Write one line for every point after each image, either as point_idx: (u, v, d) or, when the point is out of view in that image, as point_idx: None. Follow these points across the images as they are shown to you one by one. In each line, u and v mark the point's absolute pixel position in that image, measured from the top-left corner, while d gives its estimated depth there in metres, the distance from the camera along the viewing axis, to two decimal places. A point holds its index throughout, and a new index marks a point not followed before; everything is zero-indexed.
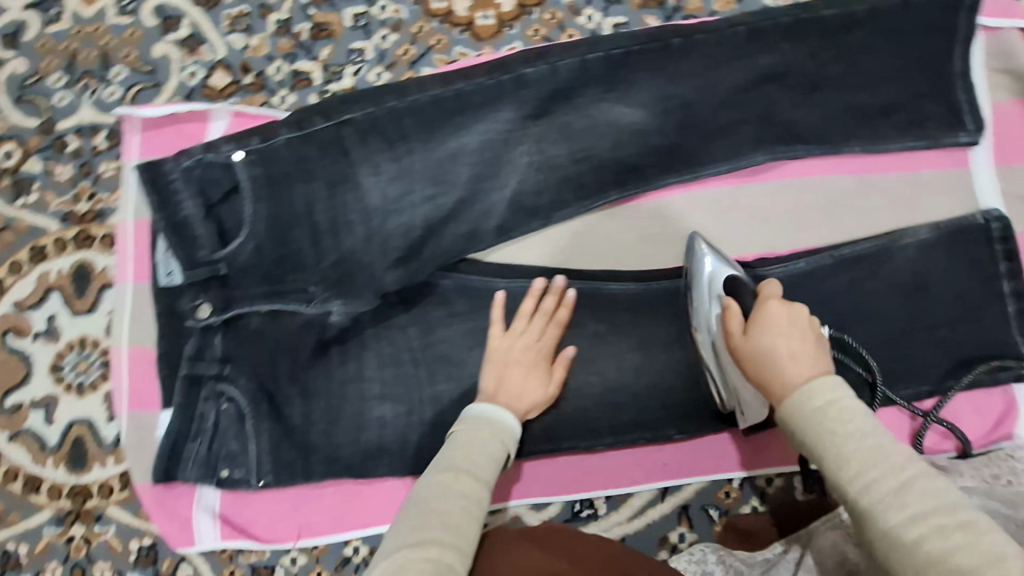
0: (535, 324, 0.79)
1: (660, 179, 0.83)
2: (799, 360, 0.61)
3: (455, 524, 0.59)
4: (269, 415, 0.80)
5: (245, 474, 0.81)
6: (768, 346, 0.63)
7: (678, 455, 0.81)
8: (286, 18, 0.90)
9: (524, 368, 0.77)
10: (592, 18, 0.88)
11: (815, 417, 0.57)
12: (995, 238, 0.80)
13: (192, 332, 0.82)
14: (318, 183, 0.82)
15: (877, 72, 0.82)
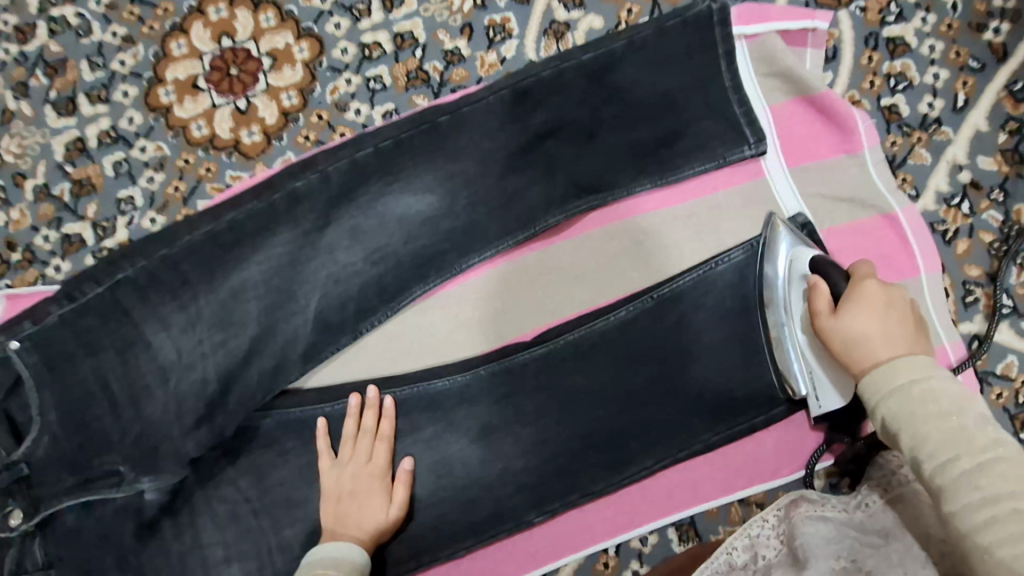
0: (360, 447, 0.76)
1: (460, 263, 0.80)
2: (890, 339, 0.64)
3: None
4: None
5: None
6: (856, 330, 0.65)
7: (549, 537, 0.79)
8: (43, 182, 0.84)
9: (357, 495, 0.75)
10: (360, 110, 0.84)
11: (898, 399, 0.59)
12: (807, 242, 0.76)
13: (9, 542, 0.74)
14: (107, 354, 0.75)
15: (654, 102, 0.80)
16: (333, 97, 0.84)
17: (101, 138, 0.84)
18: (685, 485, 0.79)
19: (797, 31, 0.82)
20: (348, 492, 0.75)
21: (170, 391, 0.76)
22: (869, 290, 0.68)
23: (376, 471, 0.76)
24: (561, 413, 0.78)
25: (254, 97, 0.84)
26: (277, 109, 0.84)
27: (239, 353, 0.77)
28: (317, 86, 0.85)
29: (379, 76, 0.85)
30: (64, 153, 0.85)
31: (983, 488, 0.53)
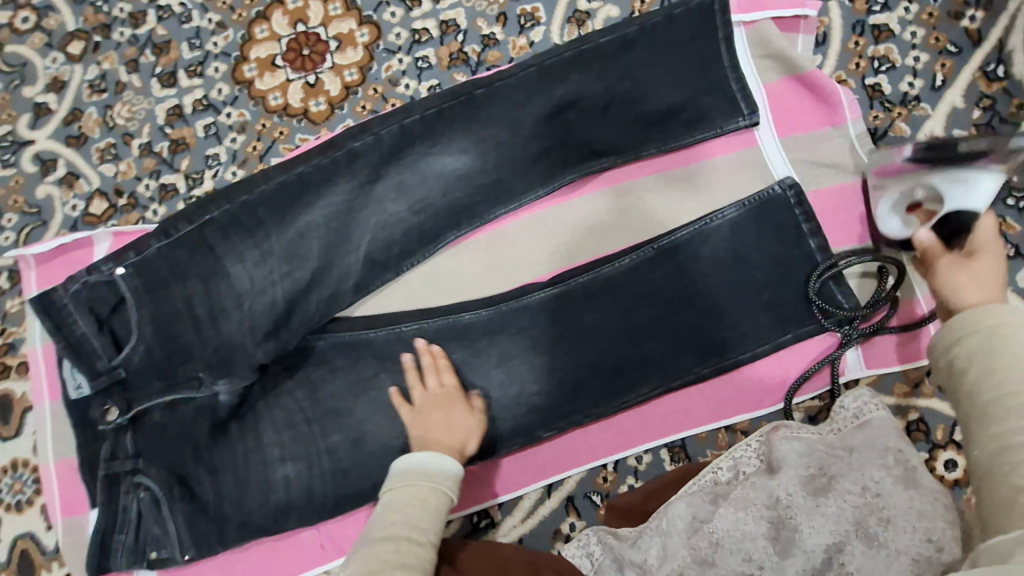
0: (443, 376, 0.89)
1: (487, 214, 0.94)
2: (971, 289, 0.67)
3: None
4: (182, 496, 0.88)
5: (171, 552, 0.89)
6: (980, 273, 0.68)
7: (557, 450, 0.91)
8: (147, 141, 1.02)
9: (444, 412, 0.87)
10: (409, 85, 0.99)
11: (980, 338, 0.61)
12: (792, 203, 0.87)
13: (106, 434, 0.89)
14: (193, 281, 0.90)
15: (662, 79, 0.92)
16: (387, 74, 1.00)
17: (195, 106, 1.02)
18: (679, 411, 0.90)
19: (790, 18, 0.94)
20: (436, 414, 0.86)
21: (240, 313, 0.90)
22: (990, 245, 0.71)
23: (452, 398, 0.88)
24: (571, 345, 0.89)
25: (322, 73, 1.01)
26: (340, 83, 1.00)
27: (300, 282, 0.91)
28: (374, 64, 1.00)
29: (426, 57, 1.00)
30: (164, 117, 1.02)
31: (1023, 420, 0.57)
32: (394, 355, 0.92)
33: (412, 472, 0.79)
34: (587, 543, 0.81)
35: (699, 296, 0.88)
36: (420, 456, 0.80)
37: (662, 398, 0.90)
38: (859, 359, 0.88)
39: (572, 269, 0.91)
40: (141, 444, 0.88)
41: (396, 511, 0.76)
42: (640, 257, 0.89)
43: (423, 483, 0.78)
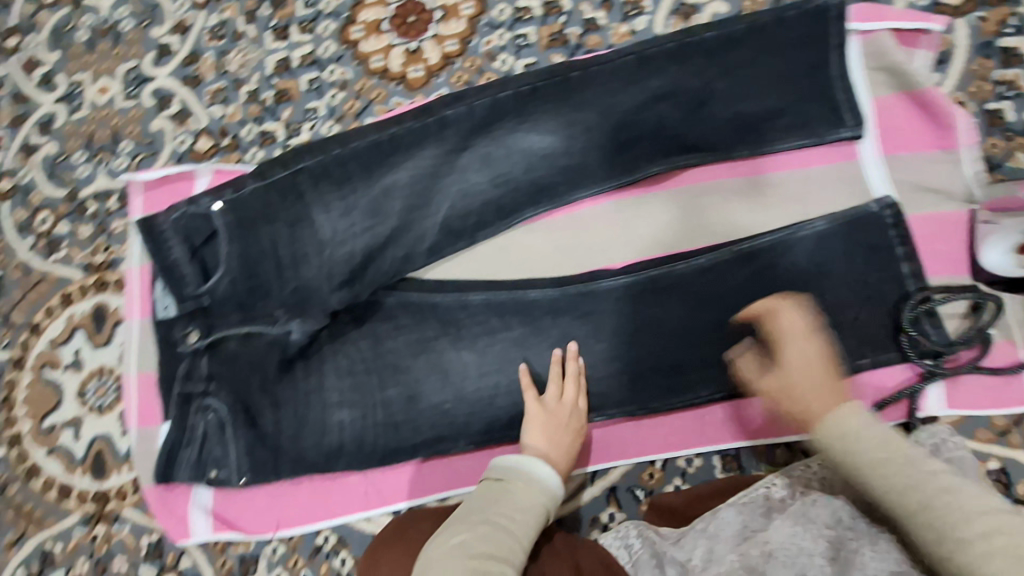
0: (567, 389, 0.88)
1: (567, 196, 0.95)
2: (815, 389, 0.67)
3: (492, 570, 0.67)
4: (245, 423, 0.93)
5: (228, 474, 0.94)
6: (790, 358, 0.71)
7: (605, 436, 0.91)
8: (254, 88, 1.08)
9: (561, 428, 0.86)
10: (506, 61, 1.01)
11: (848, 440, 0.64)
12: (886, 224, 0.84)
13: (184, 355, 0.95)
14: (280, 224, 0.95)
15: (764, 81, 0.89)
16: (486, 48, 1.02)
17: (302, 60, 1.07)
18: (734, 419, 0.88)
19: (910, 31, 0.90)
20: (539, 426, 0.85)
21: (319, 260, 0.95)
22: (782, 322, 0.74)
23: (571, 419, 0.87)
24: (634, 337, 0.89)
25: (423, 42, 1.04)
26: (440, 52, 1.02)
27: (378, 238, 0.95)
28: (475, 38, 1.02)
29: (526, 35, 1.01)
30: (273, 68, 1.07)
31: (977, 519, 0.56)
32: (457, 321, 0.94)
33: (514, 468, 0.79)
34: (626, 535, 0.82)
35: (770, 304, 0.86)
36: (528, 460, 0.80)
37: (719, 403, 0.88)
38: (940, 397, 0.85)
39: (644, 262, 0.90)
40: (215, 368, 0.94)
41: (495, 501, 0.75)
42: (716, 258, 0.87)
43: (526, 482, 0.78)
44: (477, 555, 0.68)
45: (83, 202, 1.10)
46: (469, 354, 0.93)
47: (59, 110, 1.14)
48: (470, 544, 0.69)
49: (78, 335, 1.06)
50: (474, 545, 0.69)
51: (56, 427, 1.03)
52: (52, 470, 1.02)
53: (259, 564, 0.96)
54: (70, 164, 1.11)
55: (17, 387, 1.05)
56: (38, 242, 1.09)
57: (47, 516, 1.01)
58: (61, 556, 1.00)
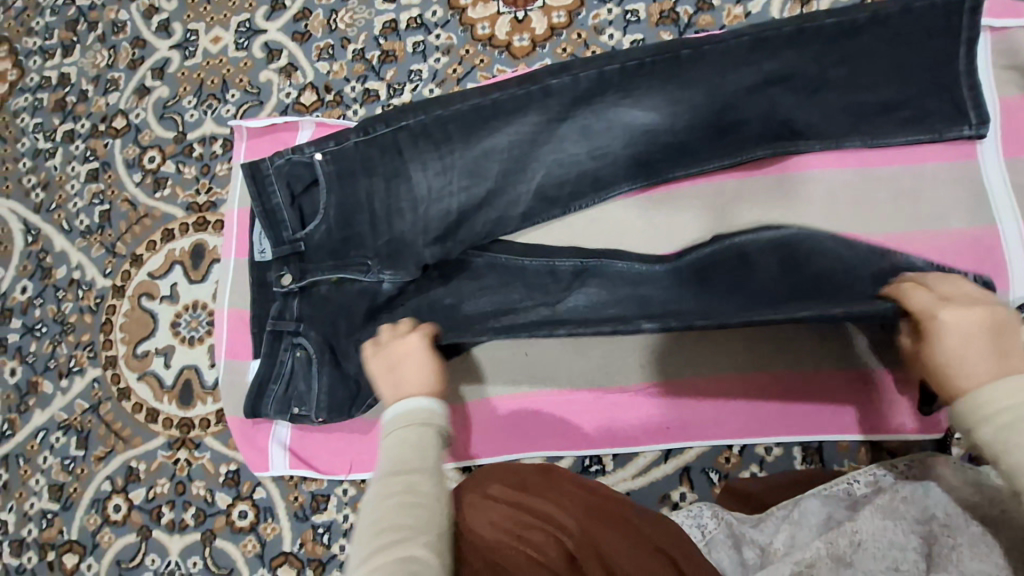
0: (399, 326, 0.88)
1: (665, 173, 0.96)
2: (958, 361, 0.60)
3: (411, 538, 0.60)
4: (330, 362, 0.96)
5: (307, 410, 0.96)
6: (946, 342, 0.61)
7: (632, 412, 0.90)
8: (361, 47, 1.11)
9: (415, 364, 0.81)
10: (613, 36, 1.02)
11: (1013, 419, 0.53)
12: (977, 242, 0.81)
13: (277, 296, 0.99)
14: (378, 178, 0.97)
15: (885, 72, 0.87)
16: (594, 22, 1.02)
17: (409, 23, 1.09)
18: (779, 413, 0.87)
19: None
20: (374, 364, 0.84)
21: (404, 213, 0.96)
22: (945, 332, 0.62)
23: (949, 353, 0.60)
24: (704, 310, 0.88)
25: (531, 11, 1.04)
26: (546, 23, 1.03)
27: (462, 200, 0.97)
28: (583, 11, 1.03)
29: (636, 11, 1.01)
30: (380, 29, 1.10)
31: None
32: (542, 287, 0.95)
33: (418, 420, 0.70)
34: (699, 514, 0.81)
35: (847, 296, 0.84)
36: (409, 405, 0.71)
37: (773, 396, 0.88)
38: None
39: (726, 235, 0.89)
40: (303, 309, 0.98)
41: (405, 460, 0.66)
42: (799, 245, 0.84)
43: (406, 422, 0.70)
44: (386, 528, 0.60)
45: (190, 144, 1.15)
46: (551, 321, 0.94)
47: (174, 56, 1.19)
48: (394, 499, 0.62)
49: (176, 270, 1.11)
50: (392, 515, 0.62)
51: (149, 353, 1.09)
52: (142, 394, 1.08)
53: (330, 501, 0.99)
54: (180, 107, 1.17)
55: (117, 313, 1.12)
56: (146, 179, 1.15)
57: (134, 436, 1.07)
58: (144, 475, 1.06)
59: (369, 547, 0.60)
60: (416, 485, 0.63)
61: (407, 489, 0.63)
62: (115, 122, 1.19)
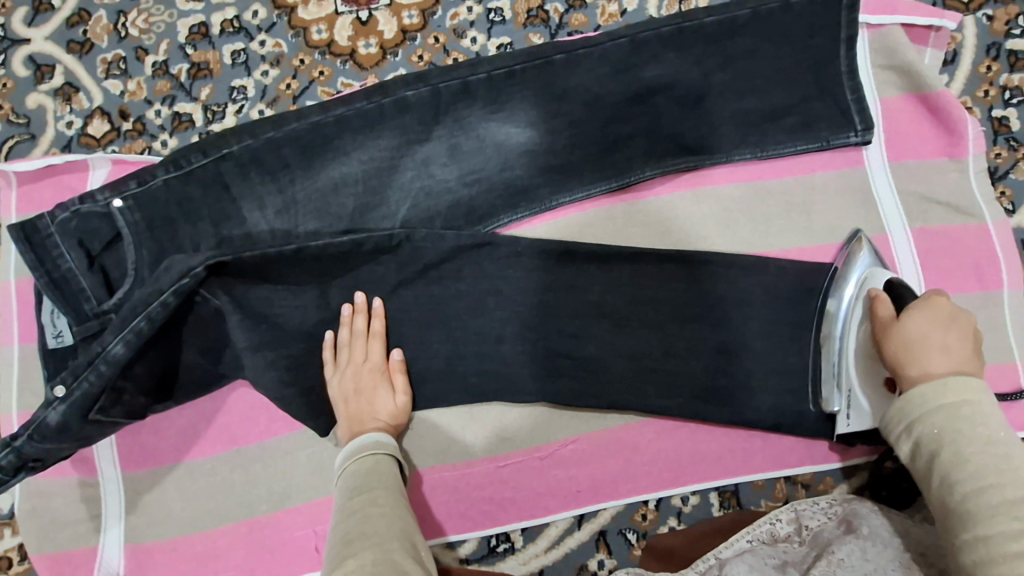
0: (355, 347, 0.76)
1: (551, 200, 0.82)
2: (948, 355, 0.63)
3: (374, 534, 0.60)
4: (101, 426, 0.68)
5: (41, 455, 0.66)
6: (940, 343, 0.64)
7: (515, 474, 0.81)
8: (162, 60, 0.88)
9: (360, 395, 0.76)
10: (476, 39, 0.86)
11: (941, 414, 0.60)
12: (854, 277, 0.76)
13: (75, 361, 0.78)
14: (204, 223, 0.79)
15: (766, 76, 0.80)
16: (452, 23, 0.86)
17: (224, 26, 0.88)
18: (684, 456, 0.80)
19: (921, 27, 0.83)
20: (349, 403, 0.76)
21: (165, 285, 0.65)
22: (925, 314, 0.66)
23: (931, 344, 0.64)
24: (596, 367, 0.78)
25: (377, 11, 0.87)
26: (396, 25, 0.86)
27: (287, 251, 0.71)
28: (438, 9, 0.87)
29: (500, 9, 0.86)
30: (187, 35, 0.88)
31: (1023, 520, 0.53)
32: (412, 342, 0.79)
33: (357, 446, 0.72)
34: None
35: (720, 334, 0.77)
36: (365, 440, 0.72)
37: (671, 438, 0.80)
38: None
39: (603, 259, 0.77)
40: (71, 419, 0.65)
41: (357, 477, 0.68)
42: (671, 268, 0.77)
43: (358, 458, 0.71)
44: (355, 538, 0.59)
45: None
46: (433, 382, 0.80)
47: None
48: (380, 519, 0.61)
49: None
50: (394, 518, 0.62)
51: None
52: None
53: None
54: None
55: None
56: None
57: None
58: None
59: (359, 551, 0.57)
60: (377, 506, 0.63)
61: (393, 507, 0.64)
62: None
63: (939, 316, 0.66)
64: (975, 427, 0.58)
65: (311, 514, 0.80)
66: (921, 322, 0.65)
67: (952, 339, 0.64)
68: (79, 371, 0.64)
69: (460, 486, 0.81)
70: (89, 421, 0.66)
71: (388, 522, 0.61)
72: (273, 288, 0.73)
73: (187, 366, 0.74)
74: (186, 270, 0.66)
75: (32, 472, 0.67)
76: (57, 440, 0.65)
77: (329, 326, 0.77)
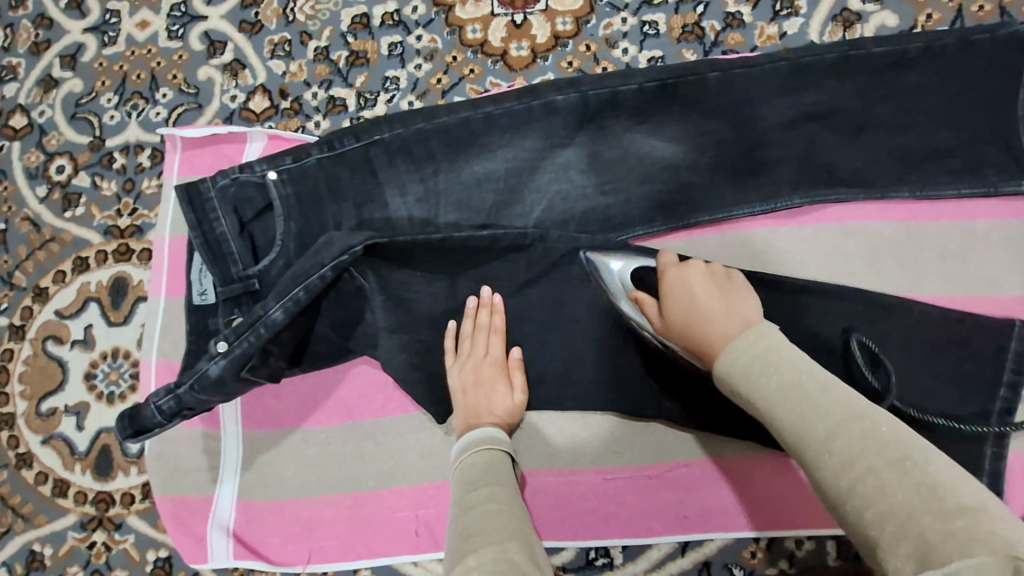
0: (477, 341, 0.77)
1: (689, 218, 0.80)
2: (724, 311, 0.61)
3: (493, 528, 0.59)
4: (245, 385, 0.72)
5: (195, 404, 0.70)
6: (702, 304, 0.63)
7: (621, 490, 0.80)
8: (324, 45, 0.93)
9: (479, 389, 0.76)
10: (627, 50, 0.87)
11: (745, 375, 0.53)
12: (1013, 334, 0.71)
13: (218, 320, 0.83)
14: (348, 203, 0.83)
15: (935, 113, 0.76)
16: (605, 32, 0.87)
17: (384, 19, 0.92)
18: (805, 499, 0.77)
19: None
20: (467, 395, 0.77)
21: (326, 260, 0.69)
22: (670, 292, 0.66)
23: (704, 310, 0.62)
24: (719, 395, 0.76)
25: (531, 15, 0.89)
26: (550, 31, 0.88)
27: (433, 240, 0.72)
28: (593, 18, 0.88)
29: (655, 23, 0.87)
30: (349, 24, 0.92)
31: (841, 450, 0.45)
32: (534, 343, 0.79)
33: (475, 440, 0.72)
34: None
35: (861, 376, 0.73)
36: (484, 432, 0.73)
37: (789, 476, 0.77)
38: None
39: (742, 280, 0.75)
40: (227, 375, 0.68)
41: (471, 472, 0.68)
42: (812, 299, 0.74)
43: (472, 453, 0.71)
44: (473, 532, 0.59)
45: (110, 153, 0.95)
46: (549, 385, 0.80)
47: (89, 41, 0.98)
48: (497, 515, 0.61)
49: (92, 309, 0.92)
50: (511, 515, 0.61)
51: (57, 411, 0.90)
52: (48, 462, 0.89)
53: None
54: (98, 106, 0.96)
55: (15, 361, 0.92)
56: (53, 195, 0.95)
57: (37, 513, 0.89)
58: (51, 561, 0.88)
59: (478, 545, 0.56)
60: (492, 502, 0.62)
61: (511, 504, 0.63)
62: (13, 120, 0.97)
63: (675, 280, 0.67)
64: (769, 378, 0.51)
65: (417, 498, 0.81)
66: (675, 299, 0.65)
67: (707, 295, 0.63)
68: (240, 331, 0.68)
69: (566, 494, 0.81)
70: (240, 379, 0.70)
71: (507, 518, 0.60)
72: (412, 272, 0.75)
73: (320, 338, 0.77)
74: (347, 248, 0.69)
75: (183, 419, 0.71)
76: (211, 392, 0.69)
77: (454, 316, 0.79)
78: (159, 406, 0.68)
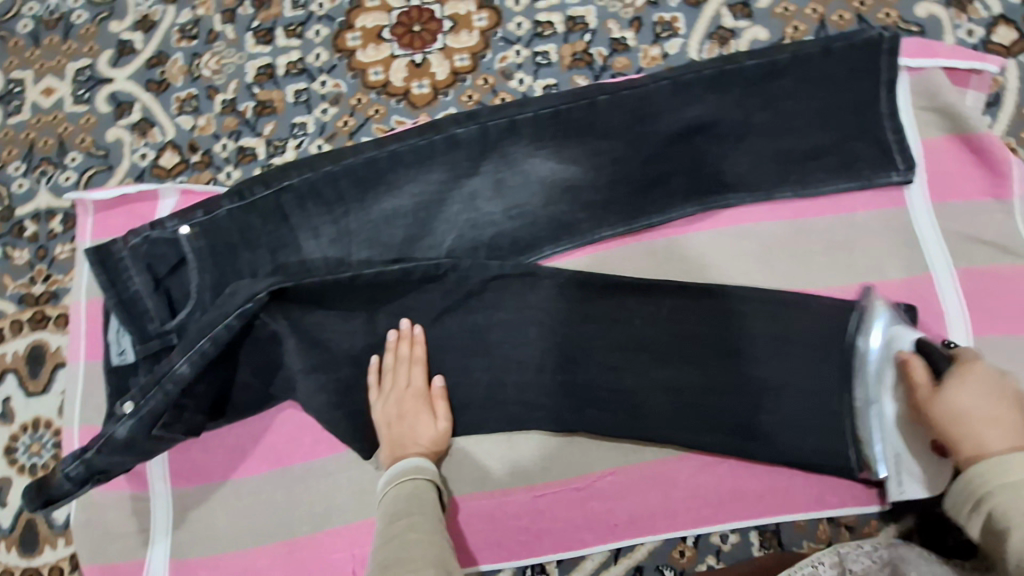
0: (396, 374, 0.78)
1: (592, 234, 0.84)
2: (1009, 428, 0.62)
3: (412, 559, 0.59)
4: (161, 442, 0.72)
5: (107, 467, 0.70)
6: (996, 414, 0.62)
7: (552, 504, 0.82)
8: (231, 98, 0.94)
9: (403, 421, 0.77)
10: (523, 80, 0.91)
11: (1005, 493, 0.58)
12: (899, 316, 0.76)
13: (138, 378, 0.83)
14: (262, 250, 0.84)
15: (808, 117, 0.81)
16: (501, 65, 0.91)
17: (289, 68, 0.94)
18: (725, 493, 0.79)
19: (962, 70, 0.85)
20: (391, 428, 0.77)
21: (230, 309, 0.69)
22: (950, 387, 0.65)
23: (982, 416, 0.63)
24: (637, 402, 0.78)
25: (430, 54, 0.93)
26: (448, 68, 0.92)
27: (342, 278, 0.74)
28: (488, 53, 0.92)
29: (547, 52, 0.91)
30: (254, 76, 0.94)
31: None
32: (455, 369, 0.81)
33: (399, 470, 0.73)
34: None
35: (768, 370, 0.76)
36: (409, 462, 0.74)
37: (709, 472, 0.80)
38: None
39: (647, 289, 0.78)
40: (137, 434, 0.69)
41: (394, 502, 0.69)
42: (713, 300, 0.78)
43: (396, 484, 0.72)
44: (393, 564, 0.59)
45: (21, 222, 0.94)
46: (473, 409, 0.81)
47: None
48: (416, 544, 0.61)
49: (9, 380, 0.90)
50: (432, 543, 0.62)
51: None
52: None
53: None
54: (5, 176, 0.96)
55: None
56: None
57: None
58: None
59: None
60: (413, 531, 0.63)
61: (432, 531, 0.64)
62: None
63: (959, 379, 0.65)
64: None
65: (349, 537, 0.81)
66: (960, 394, 0.64)
67: (1003, 406, 0.63)
68: (147, 389, 0.68)
69: (499, 516, 0.82)
70: (152, 436, 0.70)
71: (426, 546, 0.61)
72: (326, 313, 0.76)
73: (239, 387, 0.77)
74: (251, 295, 0.70)
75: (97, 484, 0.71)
76: (122, 454, 0.69)
77: (375, 351, 0.80)
78: (66, 474, 0.68)
